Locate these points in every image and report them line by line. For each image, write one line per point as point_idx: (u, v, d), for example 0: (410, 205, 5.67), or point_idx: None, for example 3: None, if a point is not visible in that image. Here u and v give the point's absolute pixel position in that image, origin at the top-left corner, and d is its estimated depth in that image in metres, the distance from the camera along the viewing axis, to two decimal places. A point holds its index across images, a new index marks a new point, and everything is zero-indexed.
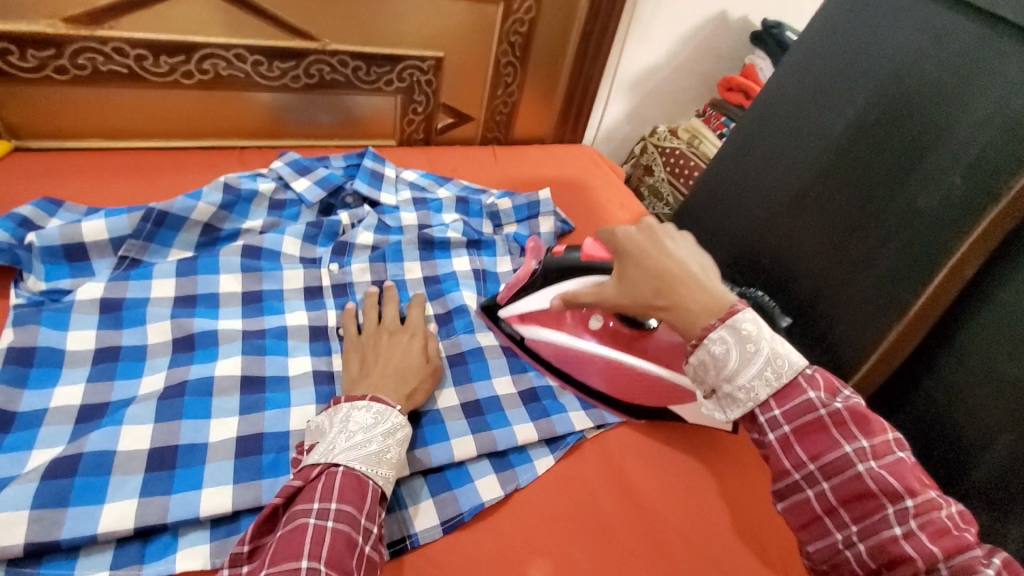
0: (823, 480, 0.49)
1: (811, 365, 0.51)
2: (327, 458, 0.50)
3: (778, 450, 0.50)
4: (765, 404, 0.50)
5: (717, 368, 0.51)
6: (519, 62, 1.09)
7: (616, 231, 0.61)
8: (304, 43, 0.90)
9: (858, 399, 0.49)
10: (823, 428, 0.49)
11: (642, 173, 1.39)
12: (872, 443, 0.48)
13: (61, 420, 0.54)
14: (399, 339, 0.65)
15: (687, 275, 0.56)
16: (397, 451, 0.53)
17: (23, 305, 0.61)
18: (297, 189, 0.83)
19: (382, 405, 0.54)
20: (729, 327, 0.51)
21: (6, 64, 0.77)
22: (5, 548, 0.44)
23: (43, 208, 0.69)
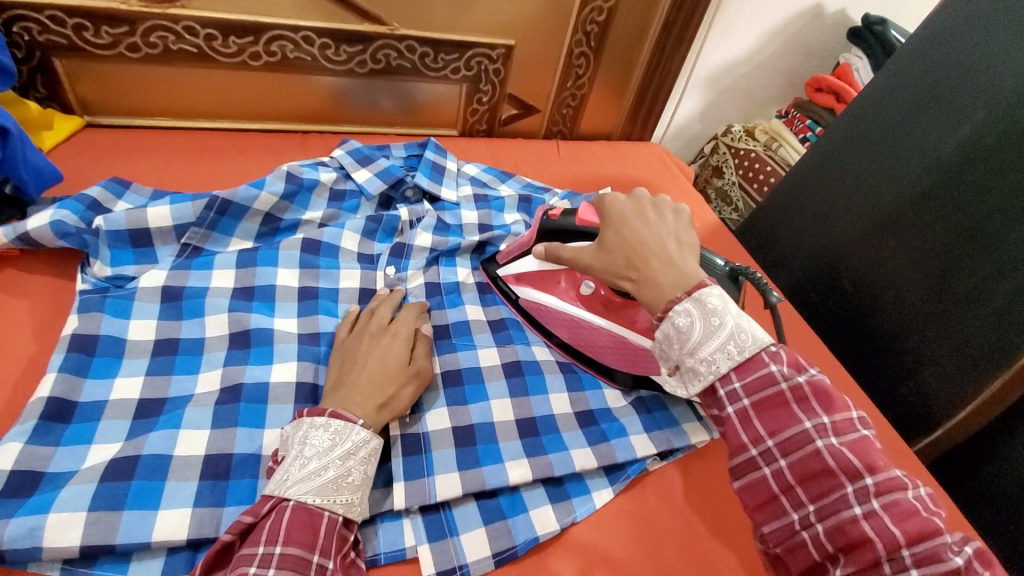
0: (780, 457, 0.45)
1: (777, 343, 0.48)
2: (280, 490, 0.47)
3: (735, 423, 0.47)
4: (725, 376, 0.47)
5: (680, 343, 0.48)
6: (593, 53, 1.02)
7: (603, 196, 0.60)
8: (372, 27, 0.86)
9: (823, 375, 0.46)
10: (783, 402, 0.45)
11: (711, 174, 1.35)
12: (834, 420, 0.44)
13: (119, 415, 0.54)
14: (380, 342, 0.60)
15: (661, 250, 0.54)
16: (359, 472, 0.50)
17: (89, 292, 0.61)
18: (357, 180, 0.81)
19: (342, 423, 0.51)
20: (694, 300, 0.48)
21: (82, 40, 0.77)
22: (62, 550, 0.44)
23: (111, 189, 0.69)
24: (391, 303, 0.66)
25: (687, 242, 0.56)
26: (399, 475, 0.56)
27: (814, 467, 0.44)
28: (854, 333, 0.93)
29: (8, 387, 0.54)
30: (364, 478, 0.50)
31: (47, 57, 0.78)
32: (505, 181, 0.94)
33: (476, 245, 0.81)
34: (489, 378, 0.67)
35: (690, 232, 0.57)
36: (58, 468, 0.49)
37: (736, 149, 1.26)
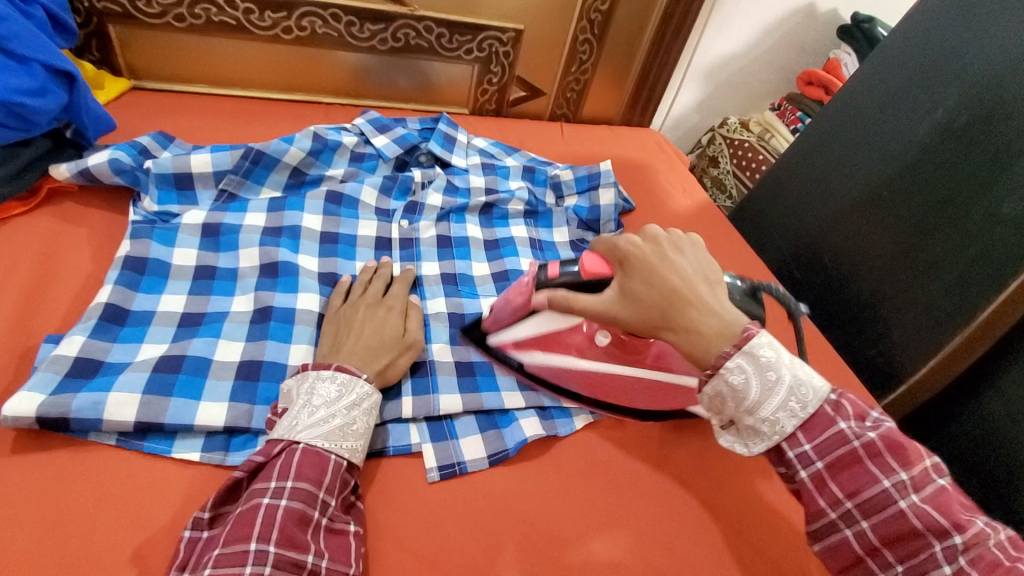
0: (862, 518, 0.47)
1: (834, 391, 0.50)
2: (290, 435, 0.51)
3: (812, 487, 0.48)
4: (792, 437, 0.49)
5: (736, 400, 0.49)
6: (596, 41, 1.10)
7: (618, 240, 0.58)
8: (394, 7, 0.95)
9: (891, 426, 0.48)
10: (858, 460, 0.47)
11: (707, 165, 1.41)
12: (912, 474, 0.46)
13: (166, 323, 0.61)
14: (375, 313, 0.64)
15: (695, 295, 0.53)
16: (364, 422, 0.55)
17: (140, 222, 0.69)
18: (376, 144, 0.88)
19: (347, 375, 0.55)
20: (747, 354, 0.48)
21: (135, 9, 0.86)
22: (119, 423, 0.51)
23: (159, 142, 0.77)
24: (383, 277, 0.70)
25: (710, 279, 0.56)
26: (407, 392, 0.63)
27: (897, 528, 0.46)
28: (831, 304, 0.99)
29: (71, 295, 0.62)
30: (368, 429, 0.55)
31: (103, 23, 0.86)
32: (511, 154, 1.02)
33: (482, 206, 0.88)
34: None
35: (713, 266, 0.57)
36: (115, 359, 0.56)
37: (731, 139, 1.34)
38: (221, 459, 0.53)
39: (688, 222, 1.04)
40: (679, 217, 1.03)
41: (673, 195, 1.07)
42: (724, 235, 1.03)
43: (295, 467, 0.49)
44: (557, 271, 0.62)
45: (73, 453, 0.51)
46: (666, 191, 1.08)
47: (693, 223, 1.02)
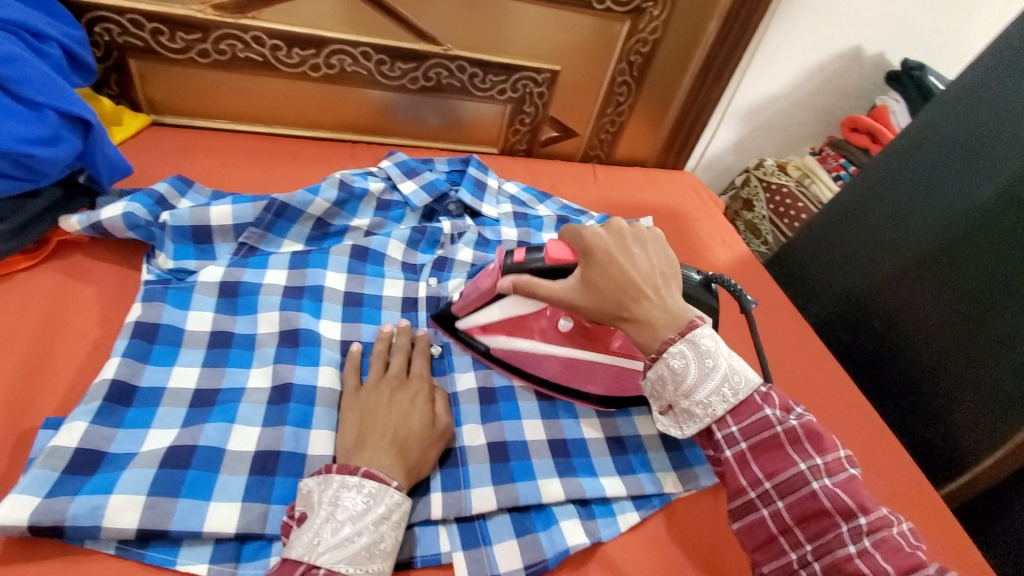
0: (778, 498, 0.51)
1: (764, 384, 0.55)
2: (310, 557, 0.45)
3: (734, 467, 0.52)
4: (721, 419, 0.53)
5: (675, 384, 0.52)
6: (635, 82, 1.05)
7: (583, 230, 0.58)
8: (428, 47, 0.90)
9: (811, 417, 0.52)
10: (779, 445, 0.51)
11: (741, 207, 1.34)
12: (826, 460, 0.50)
13: (176, 403, 0.56)
14: (399, 398, 0.58)
15: (651, 290, 0.55)
16: (391, 538, 0.49)
17: (153, 281, 0.64)
18: (403, 191, 0.83)
19: (376, 484, 0.49)
20: (689, 342, 0.52)
21: (157, 44, 0.82)
22: (120, 531, 0.46)
23: (175, 187, 0.72)
24: (402, 349, 0.64)
25: (667, 274, 0.58)
26: (437, 487, 0.58)
27: (809, 508, 0.49)
28: (881, 371, 0.94)
29: (75, 367, 0.57)
30: (396, 544, 0.49)
31: (123, 58, 0.82)
32: (543, 201, 0.96)
33: None
34: (522, 397, 0.68)
35: (671, 266, 0.58)
36: (119, 450, 0.52)
37: (768, 183, 1.27)
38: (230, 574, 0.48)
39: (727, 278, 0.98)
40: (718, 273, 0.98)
41: (711, 247, 1.02)
42: (766, 293, 0.97)
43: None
44: (524, 254, 0.61)
45: (67, 561, 0.46)
46: (704, 243, 1.02)
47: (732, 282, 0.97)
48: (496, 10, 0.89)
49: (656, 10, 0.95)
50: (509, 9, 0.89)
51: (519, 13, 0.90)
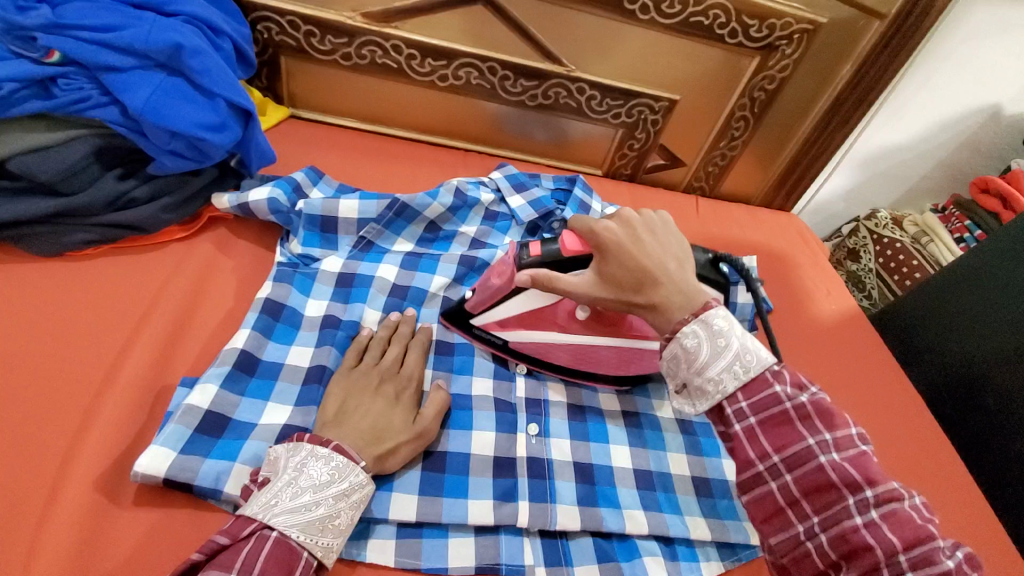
0: (786, 472, 0.48)
1: (776, 360, 0.51)
2: (264, 517, 0.46)
3: (743, 440, 0.49)
4: (731, 395, 0.50)
5: (688, 361, 0.51)
6: (753, 118, 1.03)
7: (595, 223, 0.55)
8: (551, 67, 0.92)
9: (824, 394, 0.49)
10: (788, 420, 0.48)
11: (845, 257, 1.29)
12: (836, 436, 0.47)
13: (291, 379, 0.61)
14: (383, 390, 0.58)
15: (666, 274, 0.54)
16: (347, 517, 0.49)
17: (284, 264, 0.70)
18: (511, 205, 0.86)
19: (343, 459, 0.50)
20: (701, 321, 0.51)
21: (308, 45, 0.89)
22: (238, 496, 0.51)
23: (310, 177, 0.78)
24: (401, 340, 0.64)
25: (681, 256, 0.56)
26: (524, 495, 0.58)
27: (817, 481, 0.46)
28: (990, 456, 0.86)
29: (208, 333, 0.63)
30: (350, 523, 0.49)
31: (276, 55, 0.90)
32: None
33: None
34: (611, 421, 0.67)
35: (684, 246, 0.57)
36: (241, 418, 0.56)
37: (879, 236, 1.20)
38: None
39: (832, 332, 0.93)
40: (821, 326, 0.93)
41: (814, 296, 0.97)
42: (873, 353, 0.91)
43: (261, 562, 0.44)
44: (539, 249, 0.59)
45: (193, 513, 0.51)
46: (808, 291, 0.98)
47: (834, 337, 0.92)
48: (624, 37, 0.90)
49: (789, 48, 0.93)
50: (637, 37, 0.90)
51: (648, 41, 0.90)
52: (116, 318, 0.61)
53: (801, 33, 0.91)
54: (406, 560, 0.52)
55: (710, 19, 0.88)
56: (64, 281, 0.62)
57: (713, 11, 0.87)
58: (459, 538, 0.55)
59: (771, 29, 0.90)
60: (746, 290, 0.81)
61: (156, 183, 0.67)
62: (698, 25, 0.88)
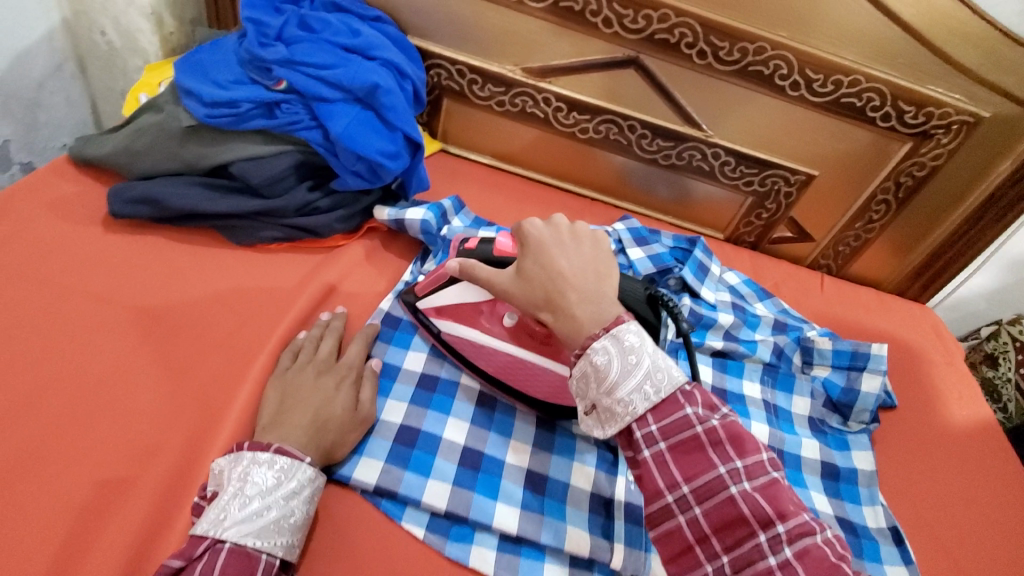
0: (695, 504, 0.47)
1: (691, 382, 0.51)
2: (216, 532, 0.49)
3: (651, 468, 0.48)
4: (641, 418, 0.49)
5: (598, 381, 0.50)
6: (895, 203, 0.99)
7: (522, 220, 0.58)
8: (690, 131, 0.96)
9: (734, 418, 0.49)
10: (698, 446, 0.47)
11: (982, 360, 1.15)
12: (747, 463, 0.47)
13: (408, 382, 0.68)
14: (325, 380, 0.62)
15: (578, 281, 0.53)
16: (301, 513, 0.53)
17: (412, 280, 0.78)
18: (631, 256, 0.90)
19: (286, 460, 0.53)
20: (612, 337, 0.50)
21: (469, 90, 0.99)
22: (363, 482, 0.58)
23: (454, 206, 0.87)
24: (333, 332, 0.68)
25: (600, 268, 0.55)
26: (620, 537, 0.59)
27: (726, 514, 0.46)
28: None
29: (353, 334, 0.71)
30: (306, 517, 0.53)
31: (440, 96, 1.01)
32: (762, 300, 0.93)
33: (717, 351, 0.83)
34: None
35: (608, 259, 0.56)
36: None
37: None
38: (440, 545, 0.57)
39: (964, 443, 0.85)
40: (953, 434, 0.85)
41: (946, 398, 0.90)
42: (1012, 475, 0.82)
43: (217, 572, 0.47)
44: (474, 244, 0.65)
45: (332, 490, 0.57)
46: (939, 392, 0.90)
47: (967, 448, 0.84)
48: (766, 109, 0.92)
49: (946, 137, 0.90)
50: (779, 110, 0.91)
51: (793, 117, 0.92)
52: (285, 308, 0.71)
53: (962, 124, 0.88)
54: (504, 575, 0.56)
55: (863, 101, 0.88)
56: (252, 270, 0.74)
57: (867, 94, 0.87)
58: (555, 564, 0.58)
59: (929, 116, 0.88)
60: (872, 377, 0.79)
61: (336, 196, 0.78)
62: (849, 106, 0.89)
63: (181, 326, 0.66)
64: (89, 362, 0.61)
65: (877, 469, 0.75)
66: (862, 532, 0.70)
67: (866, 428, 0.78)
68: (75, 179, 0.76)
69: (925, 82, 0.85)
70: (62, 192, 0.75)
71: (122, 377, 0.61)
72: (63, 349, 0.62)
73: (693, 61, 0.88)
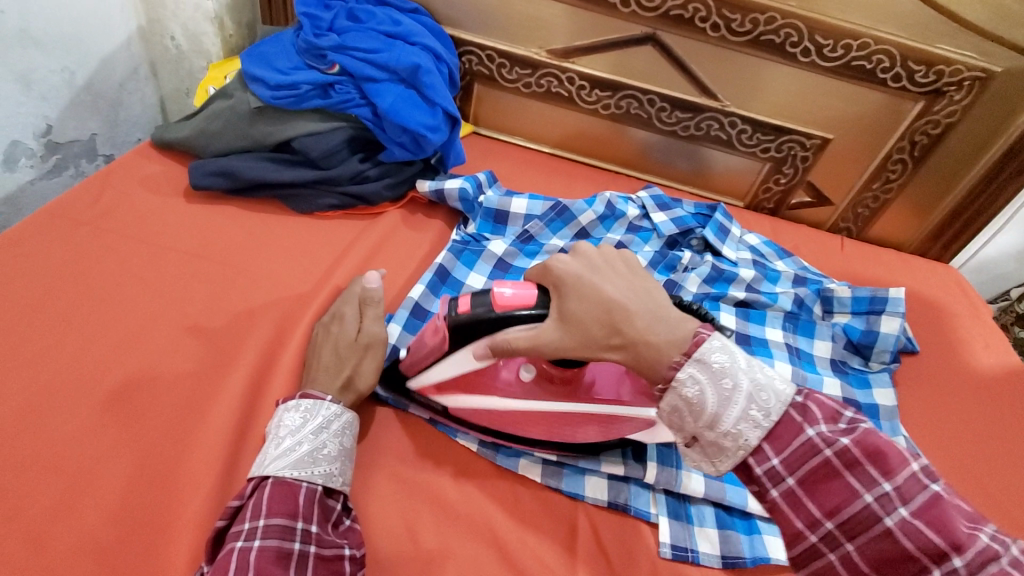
0: (845, 540, 0.49)
1: (803, 398, 0.53)
2: (259, 471, 0.54)
3: (786, 507, 0.52)
4: (758, 451, 0.52)
5: (694, 416, 0.51)
6: (912, 162, 1.02)
7: (546, 262, 0.55)
8: (707, 101, 1.01)
9: (866, 432, 0.50)
10: (833, 473, 0.50)
11: (1012, 321, 1.16)
12: (895, 484, 0.48)
13: None
14: (332, 329, 0.67)
15: (636, 306, 0.53)
16: (334, 444, 0.57)
17: (458, 240, 0.87)
18: (654, 220, 0.95)
19: (308, 402, 0.58)
20: (698, 364, 0.50)
21: (498, 74, 1.07)
22: (421, 409, 0.66)
23: (489, 179, 0.94)
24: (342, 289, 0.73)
25: (643, 287, 0.55)
26: (653, 456, 0.65)
27: (884, 547, 0.47)
28: None
29: (400, 287, 0.80)
30: (340, 449, 0.57)
31: (472, 82, 1.10)
32: (783, 258, 0.97)
33: (739, 301, 0.88)
34: None
35: (646, 276, 0.56)
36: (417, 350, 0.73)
37: None
38: (491, 456, 0.64)
39: (991, 386, 0.87)
40: (978, 377, 0.87)
41: (971, 345, 0.92)
42: None
43: (265, 502, 0.51)
44: (469, 305, 0.55)
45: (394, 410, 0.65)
46: (963, 340, 0.92)
47: (995, 391, 0.86)
48: (778, 77, 0.97)
49: (958, 94, 0.93)
50: (792, 77, 0.96)
51: (806, 83, 0.97)
52: (341, 263, 0.79)
53: (972, 80, 0.92)
54: (549, 480, 0.63)
55: (873, 64, 0.92)
56: (312, 232, 0.83)
57: (877, 56, 0.91)
58: (594, 477, 0.64)
59: (940, 75, 0.92)
60: (891, 319, 0.82)
61: (383, 166, 0.87)
62: (859, 69, 0.93)
63: (252, 278, 0.75)
64: (180, 304, 0.71)
65: (898, 405, 0.79)
66: None
67: (887, 367, 0.82)
68: (158, 161, 0.88)
69: (933, 42, 0.90)
70: (150, 171, 0.86)
71: (206, 317, 0.70)
72: (153, 297, 0.71)
73: (707, 35, 0.95)
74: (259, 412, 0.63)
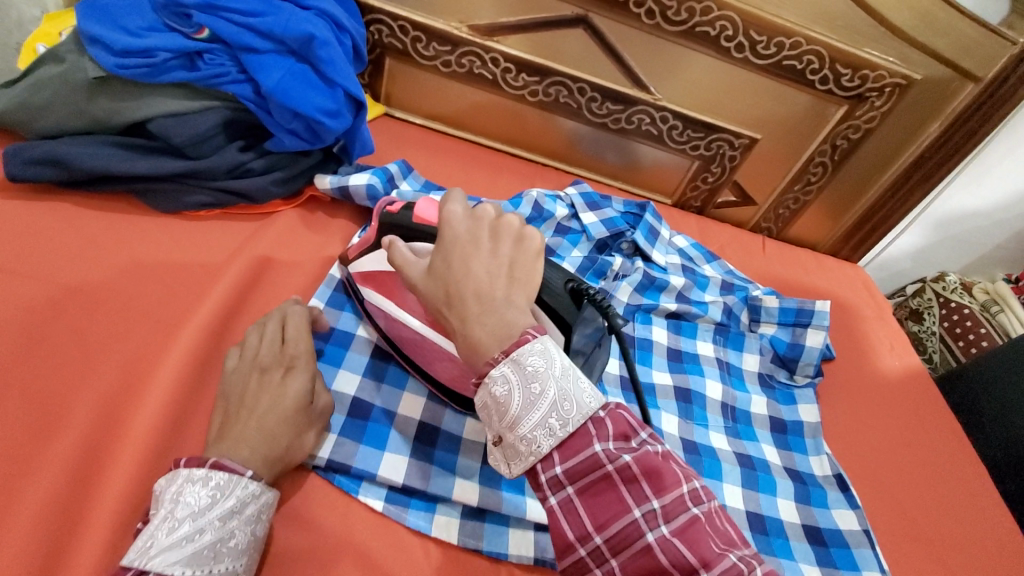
0: (610, 556, 0.39)
1: (606, 406, 0.42)
2: (139, 562, 0.42)
3: (559, 517, 0.40)
4: (546, 458, 0.40)
5: (499, 413, 0.41)
6: (832, 165, 1.03)
7: (442, 206, 0.46)
8: (639, 93, 0.95)
9: (651, 447, 0.40)
10: (610, 485, 0.39)
11: (907, 316, 1.23)
12: (664, 501, 0.39)
13: (361, 351, 0.66)
14: (272, 377, 0.55)
15: (485, 286, 0.42)
16: (244, 534, 0.46)
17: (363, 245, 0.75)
18: (584, 221, 0.88)
19: (224, 476, 0.46)
20: (512, 361, 0.40)
21: (412, 49, 0.94)
22: (387, 478, 0.56)
23: (402, 170, 0.81)
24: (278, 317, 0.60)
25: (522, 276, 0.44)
26: None
27: None
28: None
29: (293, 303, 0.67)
30: (250, 539, 0.47)
31: (382, 55, 0.96)
32: (710, 262, 0.94)
33: (670, 312, 0.84)
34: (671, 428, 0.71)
35: (535, 264, 0.44)
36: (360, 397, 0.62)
37: (945, 299, 1.16)
38: (401, 516, 0.55)
39: (897, 390, 0.90)
40: (884, 380, 0.90)
41: (879, 351, 0.94)
42: (941, 418, 0.87)
43: None
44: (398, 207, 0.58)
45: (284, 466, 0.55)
46: (873, 346, 0.94)
47: (903, 397, 0.88)
48: (710, 71, 0.92)
49: (879, 100, 0.94)
50: (724, 73, 0.92)
51: (738, 80, 0.93)
52: (217, 275, 0.65)
53: (893, 86, 0.92)
54: (468, 540, 0.55)
55: (803, 64, 0.90)
56: (182, 237, 0.68)
57: (807, 56, 0.89)
58: (518, 530, 0.57)
59: (864, 80, 0.91)
60: (816, 332, 0.82)
61: (271, 157, 0.72)
62: (790, 69, 0.90)
63: (96, 295, 0.60)
64: None
65: (821, 421, 0.78)
66: (809, 480, 0.73)
67: (811, 381, 0.81)
68: None
69: (860, 45, 0.88)
70: None
71: (29, 351, 0.54)
72: None
73: (641, 21, 0.87)
74: (103, 475, 0.50)
